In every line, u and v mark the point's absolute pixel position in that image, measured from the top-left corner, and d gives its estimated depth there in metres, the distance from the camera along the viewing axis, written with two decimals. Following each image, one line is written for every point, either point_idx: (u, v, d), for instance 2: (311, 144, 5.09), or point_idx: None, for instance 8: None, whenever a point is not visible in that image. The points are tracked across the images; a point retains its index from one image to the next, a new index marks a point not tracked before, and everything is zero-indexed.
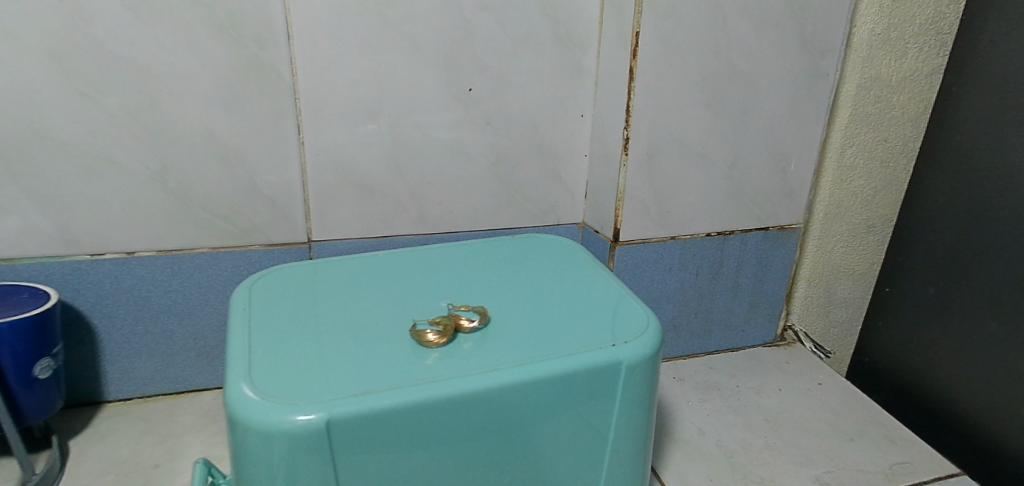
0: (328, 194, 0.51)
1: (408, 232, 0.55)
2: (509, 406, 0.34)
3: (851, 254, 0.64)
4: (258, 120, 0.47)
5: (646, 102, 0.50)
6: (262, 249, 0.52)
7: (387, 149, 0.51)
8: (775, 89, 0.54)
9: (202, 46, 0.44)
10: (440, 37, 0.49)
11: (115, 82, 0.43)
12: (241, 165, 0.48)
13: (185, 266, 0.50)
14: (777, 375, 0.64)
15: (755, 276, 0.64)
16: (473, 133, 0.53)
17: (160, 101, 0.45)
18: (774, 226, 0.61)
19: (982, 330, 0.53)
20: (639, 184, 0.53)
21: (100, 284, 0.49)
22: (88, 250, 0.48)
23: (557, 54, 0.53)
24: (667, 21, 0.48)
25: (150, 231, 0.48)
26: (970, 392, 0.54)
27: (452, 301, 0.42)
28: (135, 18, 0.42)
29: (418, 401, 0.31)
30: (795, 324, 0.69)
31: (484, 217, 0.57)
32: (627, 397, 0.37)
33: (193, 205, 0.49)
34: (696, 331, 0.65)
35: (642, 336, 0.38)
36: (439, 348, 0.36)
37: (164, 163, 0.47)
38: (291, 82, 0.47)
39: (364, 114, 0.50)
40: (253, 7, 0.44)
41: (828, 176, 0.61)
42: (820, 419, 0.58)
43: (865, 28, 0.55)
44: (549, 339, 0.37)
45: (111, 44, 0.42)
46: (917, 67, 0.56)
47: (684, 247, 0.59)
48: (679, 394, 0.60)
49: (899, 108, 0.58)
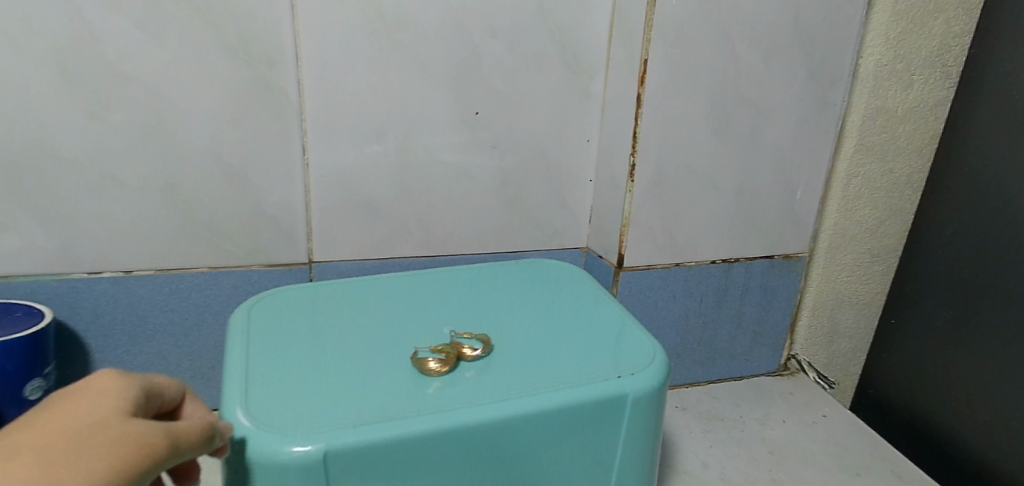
0: (332, 214, 0.51)
1: (410, 254, 0.54)
2: (510, 438, 0.33)
3: (855, 284, 0.64)
4: (263, 140, 0.47)
5: (654, 129, 0.50)
6: (262, 269, 0.51)
7: (392, 171, 0.51)
8: (783, 117, 0.54)
9: (211, 66, 0.44)
10: (448, 61, 0.49)
11: (124, 99, 0.43)
12: (246, 185, 0.48)
13: (184, 286, 0.49)
14: (782, 406, 0.63)
15: (761, 305, 0.63)
16: (480, 157, 0.53)
17: (166, 119, 0.45)
18: (780, 254, 0.61)
19: (993, 365, 0.52)
20: (645, 210, 0.53)
21: (96, 303, 0.48)
22: (86, 268, 0.47)
23: (566, 79, 0.53)
24: (676, 49, 0.48)
25: (150, 251, 0.48)
26: (976, 426, 0.53)
27: (454, 328, 0.41)
28: (146, 37, 0.42)
29: (419, 431, 0.31)
30: (799, 354, 0.68)
31: (488, 240, 0.56)
32: (632, 429, 0.36)
33: (195, 224, 0.48)
34: (700, 359, 0.64)
35: (648, 368, 0.37)
36: (440, 376, 0.35)
37: (167, 182, 0.46)
38: (299, 103, 0.47)
39: (370, 135, 0.49)
40: (263, 29, 0.44)
41: (833, 206, 0.61)
42: (826, 452, 0.57)
43: (871, 59, 0.55)
44: (553, 368, 0.37)
45: (120, 63, 0.42)
46: (923, 99, 0.56)
47: (689, 274, 0.58)
48: (682, 425, 0.59)
49: (902, 139, 0.58)
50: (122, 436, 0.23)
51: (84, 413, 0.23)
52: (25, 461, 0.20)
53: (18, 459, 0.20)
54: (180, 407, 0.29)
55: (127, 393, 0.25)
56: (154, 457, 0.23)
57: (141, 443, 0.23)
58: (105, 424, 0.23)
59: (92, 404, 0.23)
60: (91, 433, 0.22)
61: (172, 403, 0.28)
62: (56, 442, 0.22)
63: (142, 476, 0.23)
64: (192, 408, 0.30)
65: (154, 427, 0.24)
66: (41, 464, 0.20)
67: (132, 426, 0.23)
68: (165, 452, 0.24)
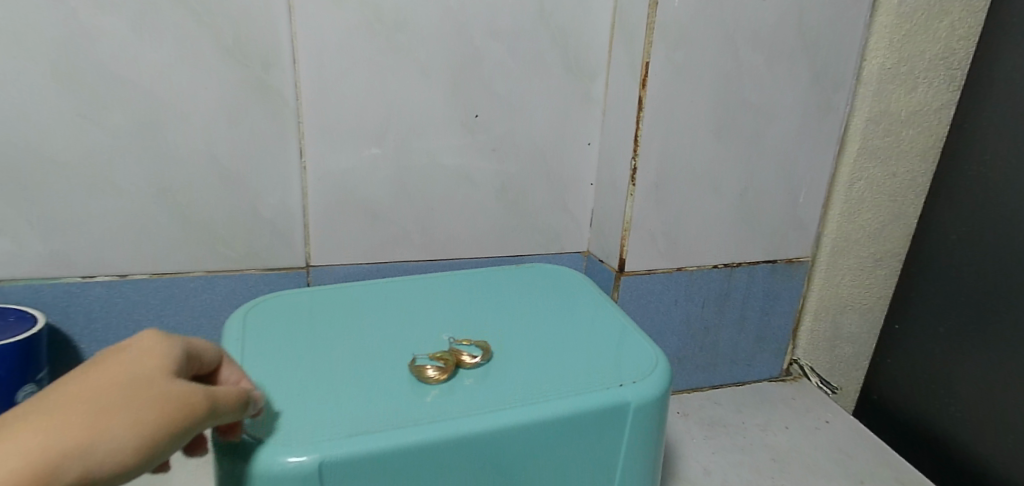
0: (329, 218, 0.50)
1: (408, 258, 0.54)
2: (509, 447, 0.32)
3: (858, 289, 0.63)
4: (260, 143, 0.46)
5: (655, 132, 0.50)
6: (259, 273, 0.50)
7: (391, 174, 0.50)
8: (786, 121, 0.54)
9: (207, 68, 0.44)
10: (447, 63, 0.49)
11: (119, 101, 0.43)
12: (243, 188, 0.47)
13: (179, 290, 0.49)
14: (784, 412, 0.62)
15: (763, 310, 0.62)
16: (479, 160, 0.52)
17: (162, 122, 0.44)
18: (782, 258, 0.60)
19: (1000, 372, 0.51)
20: (646, 214, 0.52)
21: (90, 308, 0.47)
22: (80, 272, 0.46)
23: (567, 82, 0.52)
24: (679, 52, 0.47)
25: (145, 255, 0.47)
26: (981, 432, 0.52)
27: (453, 335, 0.41)
28: (141, 40, 0.42)
29: (416, 442, 0.30)
30: (800, 359, 0.67)
31: (487, 244, 0.55)
32: (633, 439, 0.36)
33: (191, 227, 0.47)
34: (702, 364, 0.63)
35: (650, 377, 0.36)
36: (439, 384, 0.35)
37: (163, 185, 0.46)
38: (296, 105, 0.46)
39: (368, 137, 0.49)
40: (260, 30, 0.44)
41: (836, 210, 0.59)
42: (829, 459, 0.56)
43: (875, 62, 0.54)
44: (553, 376, 0.36)
45: (115, 65, 0.42)
46: (927, 102, 0.56)
47: (691, 279, 0.57)
48: (683, 431, 0.58)
49: (906, 143, 0.57)
50: (167, 392, 0.22)
51: (131, 367, 0.23)
52: (75, 407, 0.20)
53: (70, 405, 0.20)
54: (217, 371, 0.29)
55: (171, 352, 0.25)
56: (196, 415, 0.23)
57: (186, 401, 0.22)
58: (152, 381, 0.22)
59: (138, 361, 0.23)
60: (138, 387, 0.22)
61: (209, 367, 0.28)
62: (106, 391, 0.21)
63: (185, 434, 0.22)
64: (229, 372, 0.29)
65: (197, 387, 0.24)
66: (91, 411, 0.20)
67: (176, 385, 0.23)
68: (206, 414, 0.23)
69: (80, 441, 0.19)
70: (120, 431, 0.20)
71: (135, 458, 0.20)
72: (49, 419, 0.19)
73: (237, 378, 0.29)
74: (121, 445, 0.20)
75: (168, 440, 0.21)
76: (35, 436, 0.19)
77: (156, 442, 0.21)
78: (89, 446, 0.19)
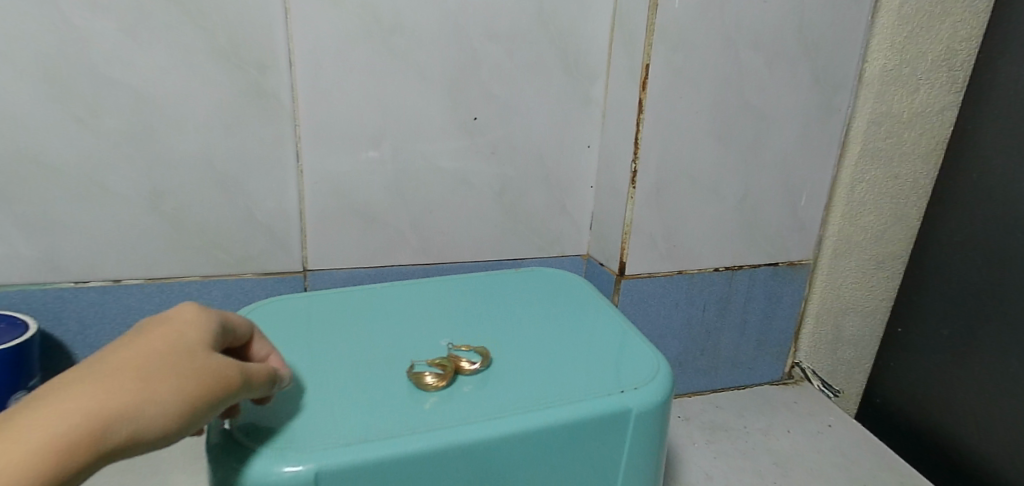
0: (327, 222, 0.50)
1: (406, 262, 0.53)
2: (510, 456, 0.32)
3: (860, 291, 0.62)
4: (256, 147, 0.46)
5: (656, 135, 0.49)
6: (256, 278, 0.50)
7: (389, 178, 0.50)
8: (787, 122, 0.53)
9: (202, 72, 0.43)
10: (446, 66, 0.48)
11: (113, 105, 0.42)
12: (239, 192, 0.47)
13: (174, 295, 0.48)
14: (786, 416, 0.62)
15: (764, 313, 0.62)
16: (478, 163, 0.52)
17: (157, 126, 0.43)
18: (784, 261, 0.60)
19: (1004, 375, 0.51)
20: (647, 217, 0.52)
21: (83, 313, 0.46)
22: (73, 277, 0.45)
23: (567, 84, 0.52)
24: (679, 54, 0.47)
25: (139, 259, 0.46)
26: (985, 436, 0.52)
27: (452, 341, 0.40)
28: (136, 43, 0.41)
29: (415, 450, 0.30)
30: (802, 362, 0.66)
31: (486, 248, 0.55)
32: (635, 446, 0.35)
33: (186, 231, 0.47)
34: (703, 368, 0.63)
35: (652, 382, 0.36)
36: (437, 391, 0.34)
37: (157, 189, 0.45)
38: (292, 108, 0.46)
39: (366, 141, 0.48)
40: (256, 33, 0.43)
41: (838, 212, 0.59)
42: (832, 463, 0.55)
43: (876, 64, 0.54)
44: (553, 382, 0.36)
45: (109, 68, 0.41)
46: (928, 104, 0.55)
47: (692, 282, 0.57)
48: (684, 436, 0.58)
49: (909, 145, 0.57)
50: (205, 365, 0.24)
51: (173, 339, 0.24)
52: (125, 372, 0.22)
53: (120, 370, 0.22)
54: (248, 347, 0.31)
55: (208, 327, 0.26)
56: (229, 389, 0.24)
57: (221, 375, 0.24)
58: (192, 352, 0.24)
59: (179, 332, 0.25)
60: (180, 358, 0.24)
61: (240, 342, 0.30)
62: (151, 358, 0.23)
63: (219, 405, 0.24)
64: (260, 347, 0.31)
65: (230, 362, 0.25)
66: (140, 377, 0.22)
67: (213, 358, 0.25)
68: (237, 388, 0.25)
69: (130, 405, 0.21)
70: (163, 400, 0.22)
71: (175, 424, 0.22)
72: (103, 382, 0.21)
73: (266, 352, 0.31)
74: (165, 412, 0.22)
75: (204, 410, 0.23)
76: (91, 397, 0.20)
77: (195, 410, 0.23)
78: (138, 410, 0.21)
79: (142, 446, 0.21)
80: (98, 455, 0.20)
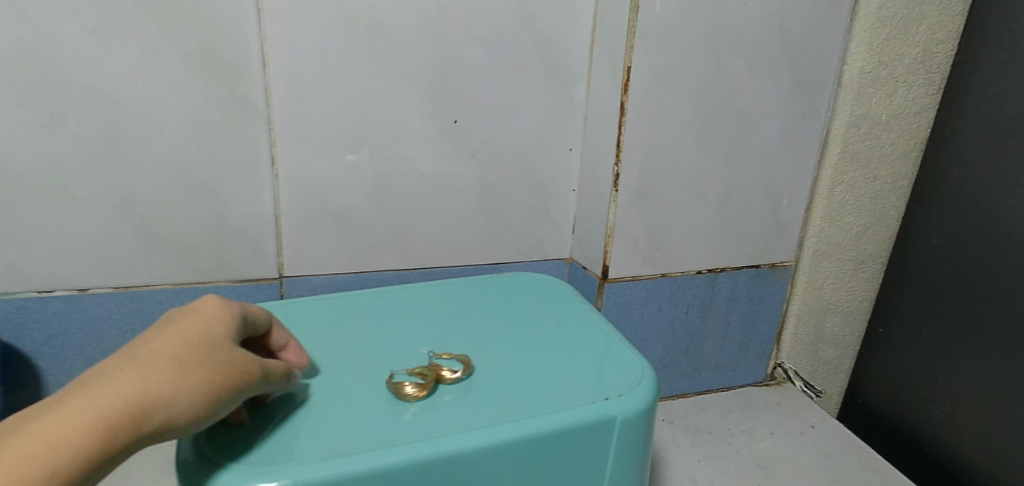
0: (304, 228, 0.48)
1: (386, 267, 0.52)
2: (493, 467, 0.31)
3: (841, 291, 0.63)
4: (229, 151, 0.45)
5: (638, 138, 0.49)
6: (230, 285, 0.48)
7: (368, 182, 0.49)
8: (768, 125, 0.53)
9: (172, 74, 0.42)
10: (425, 67, 0.47)
11: (78, 109, 0.41)
12: (212, 197, 0.45)
13: (144, 304, 0.46)
14: (769, 417, 0.62)
15: (747, 315, 0.62)
16: (459, 166, 0.51)
17: (125, 130, 0.42)
18: (765, 263, 0.60)
19: (983, 374, 0.51)
20: (629, 220, 0.52)
21: (47, 324, 0.45)
22: (36, 287, 0.44)
23: (548, 86, 0.51)
24: (660, 57, 0.47)
25: (106, 267, 0.45)
26: (965, 436, 0.53)
27: (432, 349, 0.39)
28: (102, 45, 0.40)
29: (395, 464, 0.29)
30: (784, 362, 0.67)
31: (468, 252, 0.54)
32: (620, 453, 0.35)
33: (156, 238, 0.45)
34: (686, 370, 0.62)
35: (636, 388, 0.35)
36: (417, 401, 0.33)
37: (125, 195, 0.43)
38: (267, 111, 0.45)
39: (344, 144, 0.47)
40: (228, 34, 0.42)
41: (818, 213, 0.60)
42: (815, 465, 0.56)
43: (854, 67, 0.54)
44: (536, 390, 0.35)
45: (73, 71, 0.40)
46: (906, 106, 0.56)
47: (675, 285, 0.57)
48: (669, 439, 0.57)
49: (887, 146, 0.57)
50: (227, 360, 0.27)
51: (201, 333, 0.27)
52: (161, 362, 0.25)
53: (156, 360, 0.25)
54: (269, 335, 0.34)
55: (230, 322, 0.29)
56: (247, 381, 0.28)
57: (241, 369, 0.27)
58: (218, 345, 0.27)
59: (206, 325, 0.28)
60: (207, 352, 0.27)
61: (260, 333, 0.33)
62: (183, 350, 0.26)
63: (237, 397, 0.27)
64: (279, 334, 0.34)
65: (248, 358, 0.28)
66: (173, 367, 0.25)
67: (234, 354, 0.28)
68: (253, 382, 0.28)
69: (166, 393, 0.24)
70: (192, 389, 0.25)
71: (203, 410, 0.25)
72: (141, 371, 0.24)
73: (284, 341, 0.35)
74: (193, 400, 0.25)
75: (226, 401, 0.26)
76: (133, 383, 0.23)
77: (219, 399, 0.26)
78: (171, 398, 0.24)
79: (174, 430, 0.24)
80: (137, 436, 0.23)
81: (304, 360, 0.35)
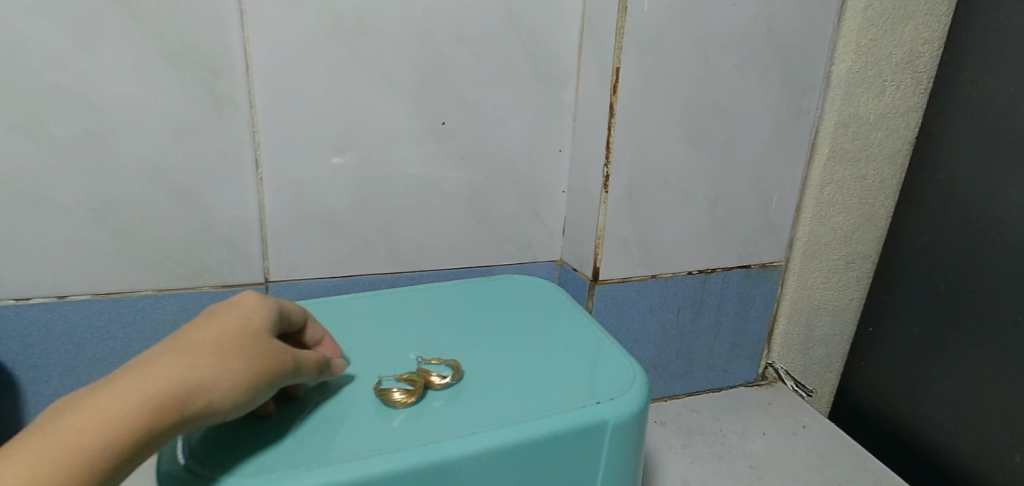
0: (290, 232, 0.48)
1: (374, 271, 0.51)
2: (483, 474, 0.30)
3: (831, 290, 0.63)
4: (211, 154, 0.44)
5: (627, 139, 0.49)
6: (214, 291, 0.47)
7: (354, 184, 0.48)
8: (757, 126, 0.53)
9: (152, 77, 0.41)
10: (412, 69, 0.47)
11: (55, 112, 0.40)
12: (194, 201, 0.44)
13: (126, 311, 0.45)
14: (761, 417, 0.62)
15: (737, 315, 0.62)
16: (447, 168, 0.51)
17: (103, 133, 0.41)
18: (755, 263, 0.60)
19: (973, 373, 0.52)
20: (619, 222, 0.51)
21: (25, 332, 0.44)
22: (13, 294, 0.43)
23: (536, 88, 0.51)
24: (649, 57, 0.47)
25: (86, 274, 0.44)
26: (955, 434, 0.53)
27: (421, 354, 0.39)
28: (79, 47, 0.39)
29: (382, 472, 0.28)
30: (776, 362, 0.67)
31: (458, 254, 0.54)
32: (612, 458, 0.34)
33: (137, 243, 0.44)
34: (678, 371, 0.62)
35: (628, 392, 0.35)
36: (405, 408, 0.33)
37: (105, 199, 0.42)
38: (250, 114, 0.44)
39: (330, 146, 0.47)
40: (209, 35, 0.41)
41: (808, 214, 0.60)
42: (807, 465, 0.55)
43: (842, 67, 0.55)
44: (528, 394, 0.35)
45: (49, 73, 0.39)
46: (894, 105, 0.55)
47: (666, 286, 0.56)
48: (661, 441, 0.57)
49: (875, 145, 0.57)
50: (264, 351, 0.28)
51: (243, 323, 0.29)
52: (204, 350, 0.26)
53: (198, 349, 0.26)
54: (304, 330, 0.35)
55: (269, 314, 0.31)
56: (283, 372, 0.29)
57: (278, 360, 0.28)
58: (258, 335, 0.29)
59: (247, 317, 0.29)
60: (249, 341, 0.28)
61: (295, 327, 0.34)
62: (226, 338, 0.27)
63: (271, 386, 0.28)
64: (313, 329, 0.35)
65: (283, 350, 0.29)
66: (215, 355, 0.26)
67: (271, 345, 0.29)
68: (286, 373, 0.29)
69: (209, 378, 0.25)
70: (231, 377, 0.26)
71: (240, 398, 0.26)
72: (188, 356, 0.25)
73: (319, 336, 0.36)
74: (232, 387, 0.26)
75: (262, 390, 0.27)
76: (181, 367, 0.25)
77: (256, 388, 0.27)
78: (213, 384, 0.25)
79: (213, 414, 0.25)
80: (181, 418, 0.24)
81: (338, 354, 0.36)
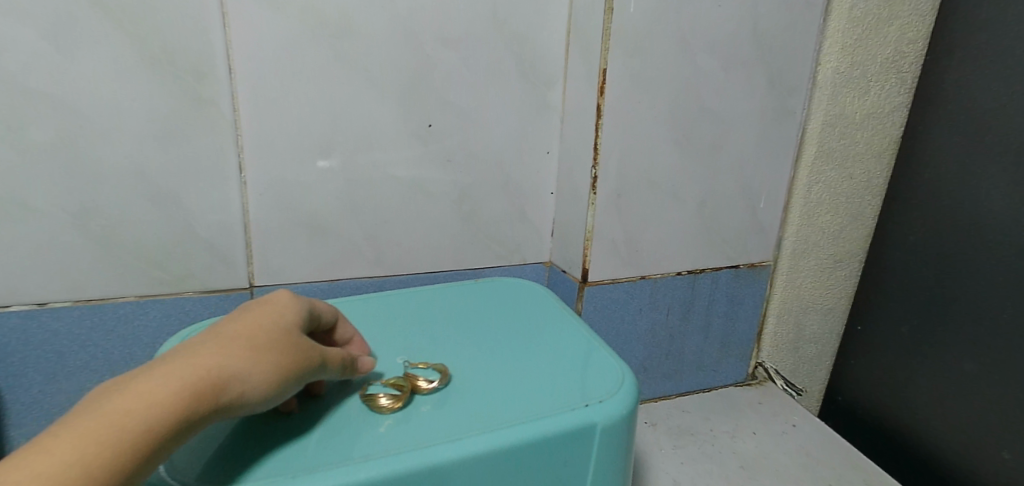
0: (274, 236, 0.47)
1: (361, 275, 0.51)
2: (472, 478, 0.30)
3: (820, 289, 0.63)
4: (193, 158, 0.43)
5: (615, 141, 0.48)
6: (197, 296, 0.46)
7: (340, 187, 0.48)
8: (744, 126, 0.53)
9: (132, 81, 0.40)
10: (398, 71, 0.46)
11: (33, 117, 0.39)
12: (177, 206, 0.44)
13: (108, 318, 0.45)
14: (751, 417, 0.62)
15: (727, 315, 0.62)
16: (434, 171, 0.50)
17: (82, 137, 0.40)
18: (744, 262, 0.60)
19: (961, 370, 0.52)
20: (608, 223, 0.51)
21: (4, 340, 0.43)
22: None
23: (523, 89, 0.51)
24: (636, 59, 0.47)
25: (66, 280, 0.43)
26: (944, 430, 0.53)
27: (408, 358, 0.38)
28: (56, 50, 0.38)
29: (368, 479, 0.28)
30: (765, 362, 0.66)
31: (446, 257, 0.53)
32: (602, 461, 0.34)
33: (119, 249, 0.43)
34: (668, 372, 0.62)
35: (618, 394, 0.35)
36: (393, 413, 0.32)
37: (86, 205, 0.42)
38: (233, 117, 0.43)
39: (315, 149, 0.46)
40: (191, 38, 0.41)
41: (796, 213, 0.59)
42: (798, 463, 0.56)
43: (829, 67, 0.54)
44: (517, 397, 0.34)
45: (25, 77, 0.38)
46: (879, 105, 0.56)
47: (655, 286, 0.56)
48: (652, 442, 0.57)
49: (861, 146, 0.57)
50: (296, 345, 0.28)
51: (275, 318, 0.29)
52: (238, 342, 0.26)
53: (231, 342, 0.26)
54: (335, 329, 0.35)
55: (300, 312, 0.31)
56: (312, 367, 0.29)
57: (308, 355, 0.29)
58: (290, 330, 0.29)
59: (279, 313, 0.29)
60: (281, 335, 0.28)
61: (326, 326, 0.34)
62: (260, 332, 0.27)
63: (300, 380, 0.28)
64: (343, 328, 0.36)
65: (313, 345, 0.29)
66: (248, 348, 0.26)
67: (302, 340, 0.29)
68: (313, 369, 0.29)
69: (243, 369, 0.25)
70: (263, 370, 0.26)
71: (270, 391, 0.26)
72: (224, 348, 0.25)
73: (349, 334, 0.36)
74: (264, 380, 0.26)
75: (292, 384, 0.27)
76: (216, 357, 0.25)
77: (286, 382, 0.27)
78: (246, 375, 0.25)
79: (243, 406, 0.25)
80: (214, 407, 0.24)
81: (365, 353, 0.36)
